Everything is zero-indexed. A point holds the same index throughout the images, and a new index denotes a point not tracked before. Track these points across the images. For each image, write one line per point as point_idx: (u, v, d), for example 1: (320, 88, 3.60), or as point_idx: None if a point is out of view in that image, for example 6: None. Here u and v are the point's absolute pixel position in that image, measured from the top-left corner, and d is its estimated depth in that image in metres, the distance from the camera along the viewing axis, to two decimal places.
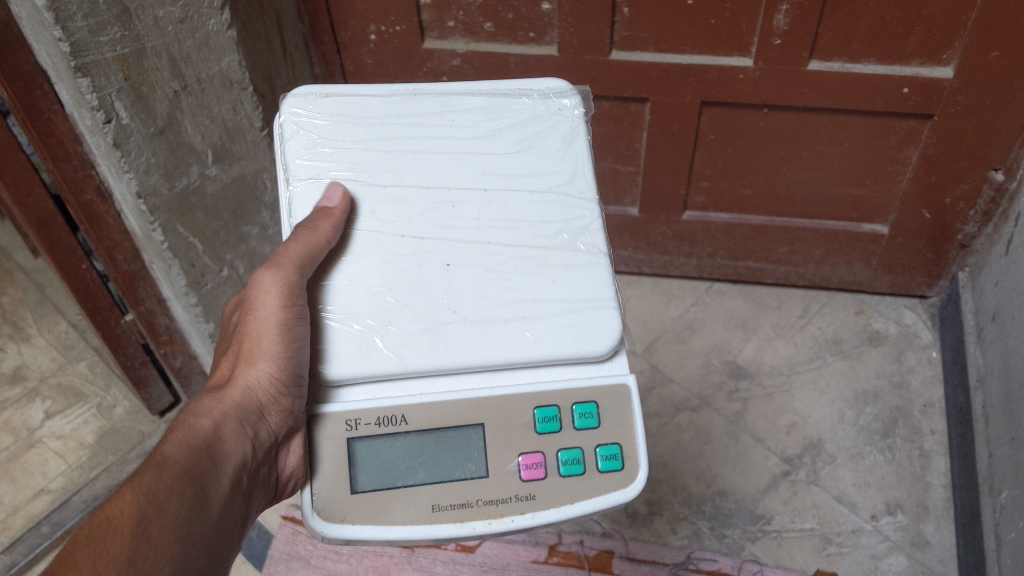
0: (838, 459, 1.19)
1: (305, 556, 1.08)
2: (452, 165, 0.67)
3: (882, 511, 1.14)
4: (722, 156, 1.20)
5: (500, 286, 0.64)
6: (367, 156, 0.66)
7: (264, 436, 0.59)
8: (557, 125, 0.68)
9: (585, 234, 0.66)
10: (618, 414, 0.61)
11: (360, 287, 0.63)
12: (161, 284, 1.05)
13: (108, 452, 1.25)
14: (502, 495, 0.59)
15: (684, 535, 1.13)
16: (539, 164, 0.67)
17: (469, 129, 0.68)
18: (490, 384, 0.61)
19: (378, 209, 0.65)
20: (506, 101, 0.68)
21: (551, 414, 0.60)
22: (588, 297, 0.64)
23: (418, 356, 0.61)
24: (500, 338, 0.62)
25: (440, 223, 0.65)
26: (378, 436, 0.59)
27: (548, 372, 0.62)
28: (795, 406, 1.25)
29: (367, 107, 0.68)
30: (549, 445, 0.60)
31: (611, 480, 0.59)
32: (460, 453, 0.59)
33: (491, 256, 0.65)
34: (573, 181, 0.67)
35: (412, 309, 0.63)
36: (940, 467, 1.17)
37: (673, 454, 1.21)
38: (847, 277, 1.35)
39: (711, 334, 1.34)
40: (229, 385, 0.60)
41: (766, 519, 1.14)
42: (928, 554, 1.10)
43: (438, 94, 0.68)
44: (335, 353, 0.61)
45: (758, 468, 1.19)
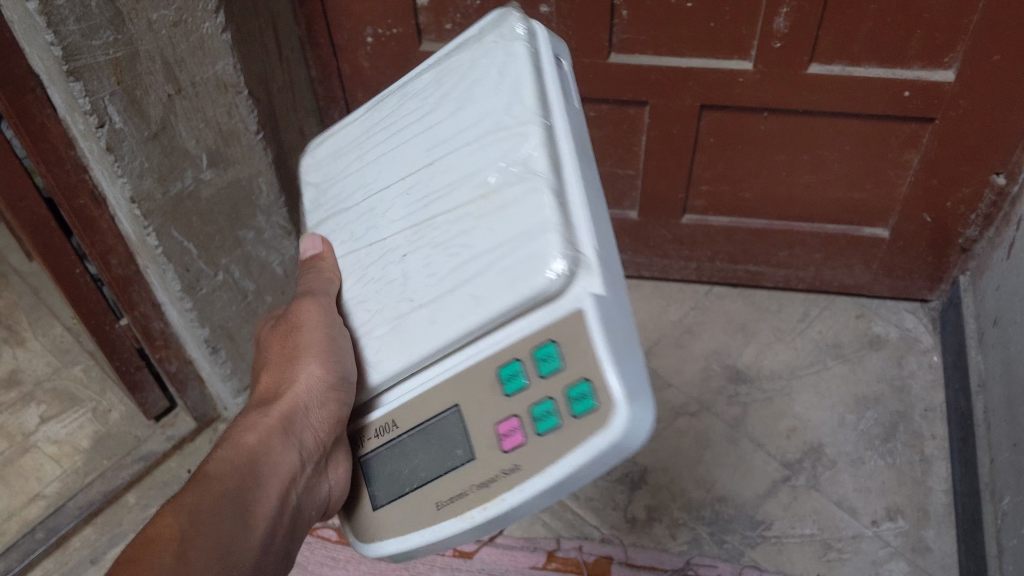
0: (839, 464, 1.18)
1: (301, 563, 1.10)
2: (405, 152, 0.63)
3: (883, 516, 1.13)
4: (722, 160, 1.19)
5: (445, 254, 0.56)
6: (347, 181, 0.68)
7: (308, 442, 0.59)
8: (495, 57, 0.59)
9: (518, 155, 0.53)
10: (578, 343, 0.49)
11: (360, 305, 0.62)
12: (156, 289, 1.04)
13: (104, 457, 1.24)
14: (490, 473, 0.53)
15: (684, 541, 1.12)
16: (479, 107, 0.58)
17: (424, 106, 0.63)
18: (461, 360, 0.54)
19: (353, 227, 0.65)
20: (449, 66, 0.63)
21: (515, 370, 0.52)
22: (524, 227, 0.52)
23: (391, 357, 0.58)
24: (449, 310, 0.55)
25: (403, 208, 0.61)
26: (381, 449, 0.60)
27: (502, 325, 0.52)
28: (795, 410, 1.24)
29: (348, 136, 0.71)
30: (521, 404, 0.52)
31: (589, 422, 0.48)
32: (448, 446, 0.55)
33: (437, 229, 0.58)
34: (510, 107, 0.56)
35: (382, 309, 0.60)
36: (941, 472, 1.16)
37: (673, 459, 1.20)
38: (847, 281, 1.35)
39: (711, 338, 1.33)
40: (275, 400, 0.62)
41: (766, 524, 1.13)
42: (929, 560, 1.09)
43: (396, 94, 0.68)
44: (369, 356, 0.60)
45: (758, 473, 1.18)
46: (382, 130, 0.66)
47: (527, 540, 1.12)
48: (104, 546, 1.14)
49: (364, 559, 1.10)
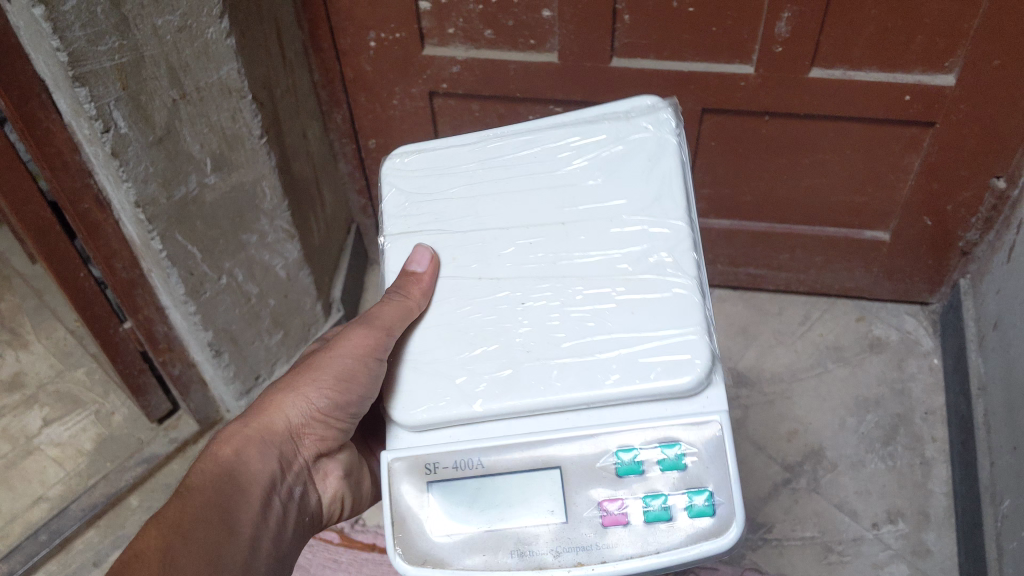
0: (839, 466, 1.19)
1: (304, 564, 1.09)
2: (526, 201, 0.72)
3: (884, 519, 1.13)
4: (723, 164, 1.20)
5: (581, 322, 0.67)
6: (451, 204, 0.73)
7: (288, 456, 0.71)
8: (645, 143, 0.71)
9: (658, 251, 0.68)
10: (705, 455, 0.61)
11: (447, 335, 0.69)
12: (160, 292, 1.04)
13: (107, 460, 1.24)
14: (585, 544, 0.61)
15: None
16: (625, 189, 0.70)
17: (552, 163, 0.72)
18: (576, 425, 0.64)
19: (458, 256, 0.71)
20: (589, 125, 0.72)
21: (630, 457, 0.62)
22: (677, 326, 0.65)
23: (498, 399, 0.65)
24: (573, 376, 0.65)
25: (523, 261, 0.70)
26: (452, 479, 0.63)
27: (636, 409, 0.64)
28: (796, 413, 1.25)
29: (455, 156, 0.75)
30: (632, 489, 0.62)
31: (700, 525, 0.60)
32: (540, 498, 0.62)
33: (570, 289, 0.68)
34: (659, 202, 0.69)
35: (486, 351, 0.67)
36: (942, 475, 1.17)
37: None
38: (848, 284, 1.35)
39: (712, 341, 1.34)
40: (263, 408, 0.72)
41: (767, 527, 1.14)
42: (930, 563, 1.09)
43: (530, 135, 0.74)
44: (410, 399, 0.66)
45: (759, 476, 1.18)
46: (510, 170, 0.73)
47: None
48: (107, 548, 1.15)
49: (367, 562, 1.10)
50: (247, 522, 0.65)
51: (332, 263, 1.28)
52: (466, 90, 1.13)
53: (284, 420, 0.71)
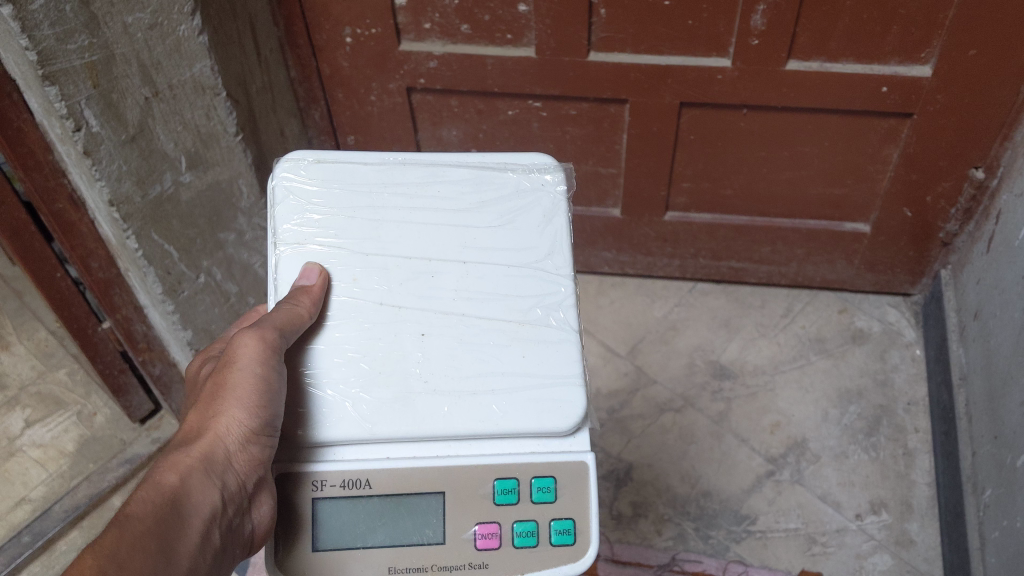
0: (822, 458, 1.19)
1: None
2: (432, 234, 0.67)
3: (867, 510, 1.14)
4: (703, 157, 1.19)
5: (472, 359, 0.65)
6: (353, 223, 0.67)
7: (232, 486, 0.58)
8: (540, 200, 0.68)
9: (559, 309, 0.66)
10: (576, 491, 0.61)
11: (335, 352, 0.64)
12: (138, 292, 1.04)
13: (89, 460, 1.24)
14: (456, 561, 0.59)
15: (669, 537, 1.13)
16: (519, 239, 0.67)
17: (451, 200, 0.68)
18: (456, 453, 0.62)
19: (360, 276, 0.66)
20: (490, 174, 0.69)
21: (511, 486, 0.61)
22: (557, 374, 0.64)
23: (388, 423, 0.62)
24: (468, 409, 0.62)
25: (419, 294, 0.66)
26: (339, 497, 0.60)
27: (512, 444, 0.62)
28: (779, 405, 1.25)
29: (356, 174, 0.68)
30: (507, 514, 0.61)
31: (561, 555, 0.60)
32: (419, 520, 0.60)
33: (466, 329, 0.65)
34: (551, 257, 0.67)
35: (385, 376, 0.64)
36: (924, 465, 1.17)
37: (658, 455, 1.20)
38: (830, 276, 1.35)
39: (695, 334, 1.34)
40: (197, 437, 0.60)
41: (751, 519, 1.14)
42: (913, 553, 1.10)
43: (428, 165, 0.69)
44: (322, 416, 0.62)
45: (742, 468, 1.19)
46: (410, 196, 0.68)
47: None
48: None
49: None
50: (185, 555, 0.54)
51: None
52: (444, 86, 1.13)
53: (223, 444, 0.59)
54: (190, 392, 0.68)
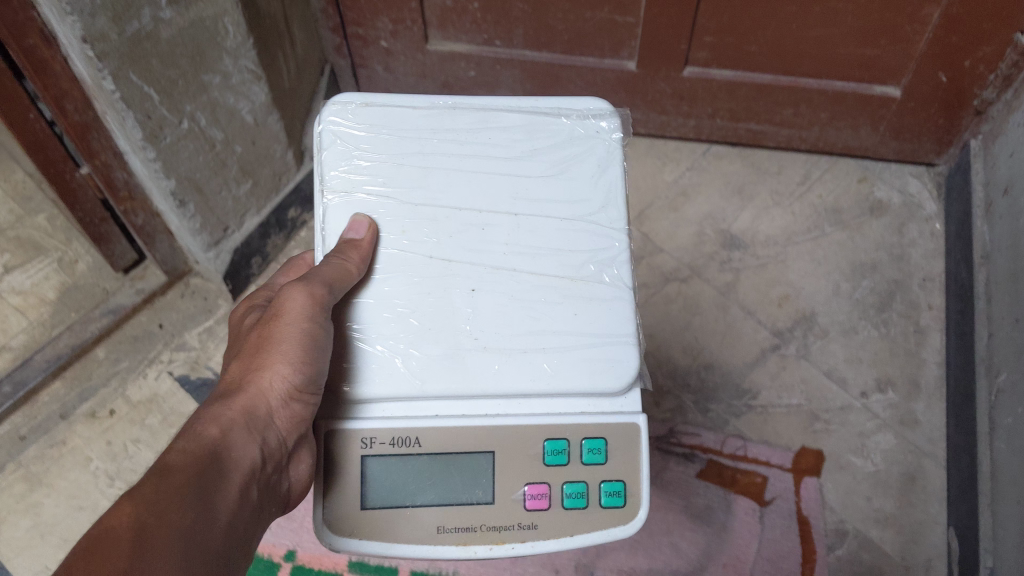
0: (830, 333, 1.15)
1: None
2: (487, 185, 0.69)
3: (873, 388, 1.11)
4: (728, 10, 1.09)
5: (523, 315, 0.67)
6: (402, 171, 0.69)
7: (272, 443, 0.61)
8: (594, 148, 0.71)
9: (612, 265, 0.68)
10: (626, 453, 0.64)
11: (385, 306, 0.67)
12: (117, 137, 0.97)
13: (71, 309, 1.20)
14: (506, 521, 0.62)
15: (668, 409, 1.10)
16: (572, 189, 0.70)
17: (504, 148, 0.70)
18: (507, 411, 0.64)
19: (408, 228, 0.68)
20: (544, 120, 0.71)
21: (560, 447, 0.64)
22: (608, 331, 0.67)
23: (439, 381, 0.64)
24: (518, 366, 0.65)
25: (469, 248, 0.68)
26: (390, 456, 0.62)
27: (562, 402, 0.65)
28: (789, 277, 1.20)
29: (406, 119, 0.70)
30: (556, 475, 0.63)
31: (612, 516, 0.63)
32: (470, 480, 0.63)
33: (517, 283, 0.67)
34: (605, 210, 0.70)
35: (435, 332, 0.66)
36: (936, 344, 1.14)
37: (660, 326, 1.16)
38: (852, 143, 1.28)
39: (707, 201, 1.28)
40: (241, 391, 0.62)
41: (753, 393, 1.11)
42: (918, 433, 1.09)
43: (481, 112, 0.71)
44: (364, 372, 0.64)
45: (747, 341, 1.15)
46: (463, 146, 0.70)
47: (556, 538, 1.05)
48: (74, 401, 1.14)
49: None
50: (224, 510, 0.54)
51: (307, 106, 1.20)
52: None
53: (265, 400, 0.61)
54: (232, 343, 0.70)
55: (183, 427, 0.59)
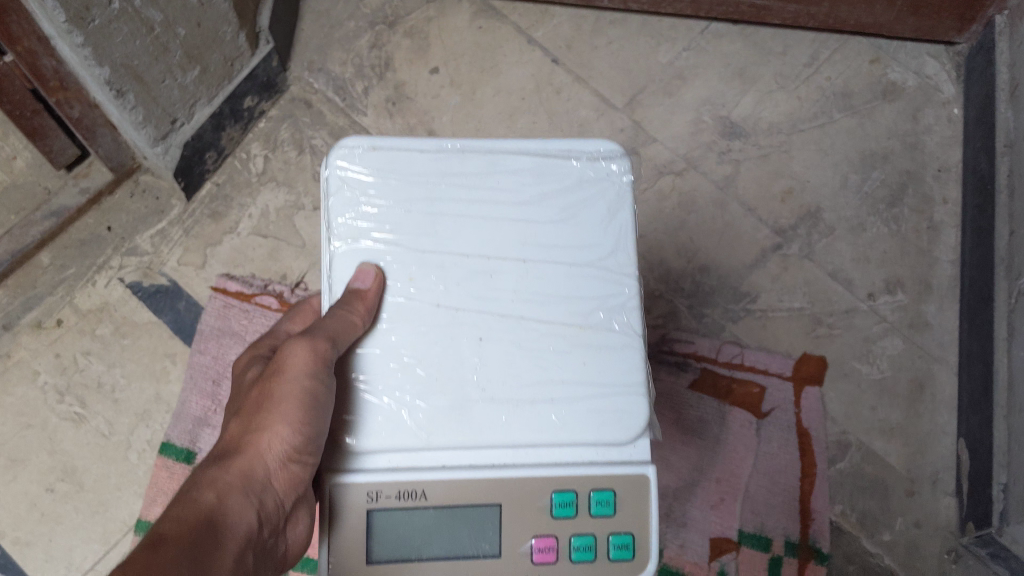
0: (837, 231, 1.05)
1: (239, 333, 1.04)
2: (494, 230, 0.63)
3: (881, 289, 1.03)
4: None
5: (531, 365, 0.62)
6: (410, 218, 0.63)
7: (269, 506, 0.58)
8: (605, 192, 0.65)
9: (622, 312, 0.63)
10: (635, 505, 0.61)
11: (391, 357, 0.61)
12: (39, 19, 0.84)
13: (11, 213, 1.07)
14: (513, 575, 0.59)
15: (659, 315, 1.01)
16: (583, 234, 0.64)
17: (512, 194, 0.64)
18: (515, 462, 0.60)
19: (416, 275, 0.63)
20: (554, 163, 0.65)
21: (569, 499, 0.60)
22: (618, 379, 0.62)
23: (446, 433, 0.60)
24: (526, 418, 0.61)
25: (476, 296, 0.62)
26: (395, 510, 0.59)
27: (571, 453, 0.61)
28: (793, 169, 1.08)
29: (413, 162, 0.64)
30: (564, 528, 0.60)
31: (619, 569, 0.60)
32: (476, 534, 0.59)
33: (525, 331, 0.62)
34: (614, 255, 0.64)
35: (442, 383, 0.61)
36: (950, 242, 1.05)
37: (652, 226, 1.04)
38: (866, 20, 1.11)
39: (704, 86, 1.13)
40: (236, 453, 0.59)
41: (751, 297, 1.02)
42: (928, 338, 1.01)
43: (488, 153, 0.65)
44: (367, 424, 0.60)
45: (747, 241, 1.05)
46: (471, 191, 0.64)
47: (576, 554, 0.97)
48: (19, 310, 1.05)
49: None
50: None
51: None
52: None
53: (264, 465, 0.58)
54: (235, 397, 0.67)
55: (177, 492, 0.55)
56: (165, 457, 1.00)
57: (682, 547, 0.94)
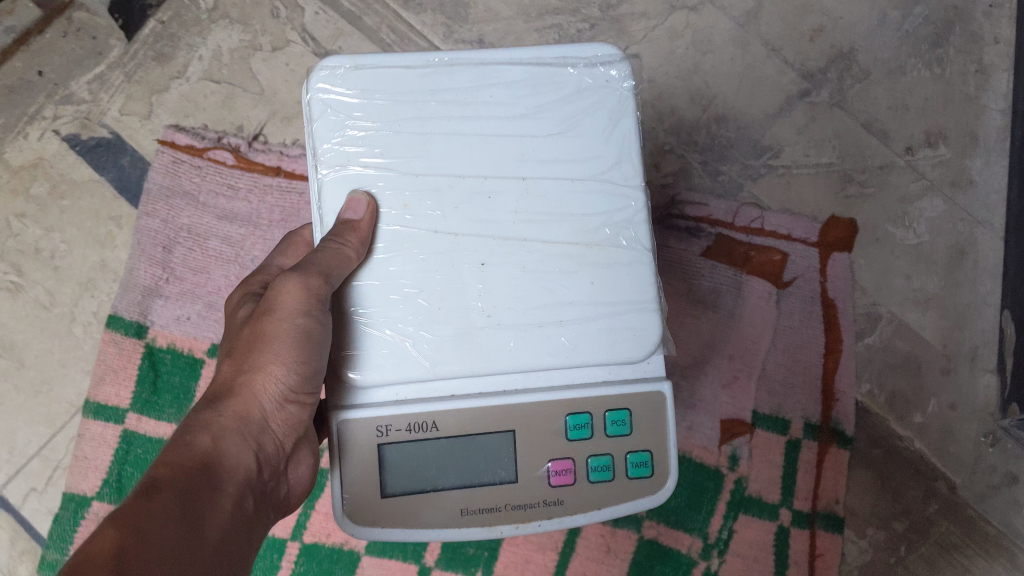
0: (874, 75, 0.90)
1: (192, 192, 0.91)
2: (490, 147, 0.57)
3: (921, 143, 0.89)
4: None
5: (538, 288, 0.57)
6: (400, 140, 0.57)
7: (268, 447, 0.57)
8: (603, 100, 0.59)
9: (629, 227, 0.58)
10: (651, 421, 0.59)
11: (391, 288, 0.57)
12: None
13: None
14: (531, 500, 0.57)
15: (670, 173, 0.88)
16: (585, 146, 0.58)
17: (509, 107, 0.58)
18: (525, 387, 0.57)
19: (411, 201, 0.57)
20: (550, 73, 0.59)
21: (582, 421, 0.58)
22: (627, 299, 0.58)
23: (452, 363, 0.56)
24: (534, 344, 0.57)
25: (476, 219, 0.57)
26: (406, 442, 0.56)
27: (583, 375, 0.58)
28: (826, 2, 0.91)
29: (399, 80, 0.57)
30: (579, 449, 0.58)
31: (639, 488, 0.58)
32: (490, 459, 0.57)
33: (529, 255, 0.57)
34: (618, 167, 0.59)
35: (445, 311, 0.56)
36: (1001, 87, 0.90)
37: (663, 71, 0.90)
38: None
39: None
40: (231, 393, 0.57)
41: (774, 152, 0.89)
42: (971, 198, 0.88)
43: (479, 65, 0.58)
44: (368, 357, 0.56)
45: (771, 86, 0.90)
46: (465, 108, 0.57)
47: None
48: None
49: (272, 189, 0.92)
50: (217, 528, 0.48)
51: None
52: None
53: (260, 407, 0.57)
54: (225, 337, 0.63)
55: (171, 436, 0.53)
56: (112, 332, 0.88)
57: (690, 429, 0.85)
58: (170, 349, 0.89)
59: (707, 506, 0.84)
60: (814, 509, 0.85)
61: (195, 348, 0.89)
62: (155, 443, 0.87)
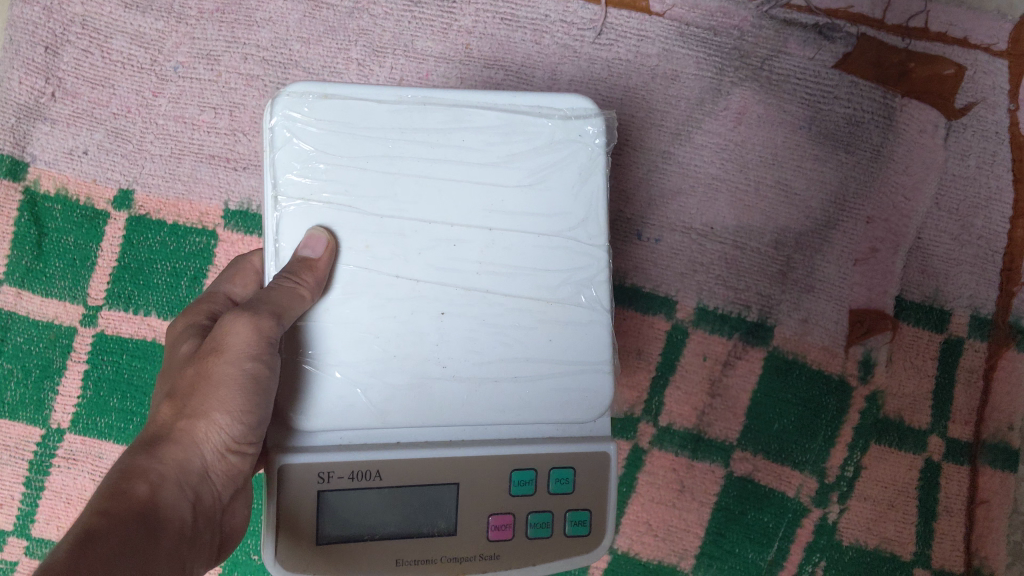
0: None
1: None
2: (453, 193, 0.40)
3: None
4: None
5: (494, 342, 0.41)
6: (361, 176, 0.40)
7: (206, 499, 0.40)
8: (572, 156, 0.42)
9: (591, 287, 0.42)
10: (595, 481, 0.43)
11: (342, 330, 0.40)
12: None
13: None
14: (465, 553, 0.41)
15: None
16: (550, 204, 0.42)
17: (474, 152, 0.41)
18: (469, 439, 0.41)
19: (374, 242, 0.40)
20: (523, 118, 0.42)
21: (527, 475, 0.42)
22: (582, 361, 0.42)
23: (405, 416, 0.40)
24: (488, 403, 0.41)
25: (436, 266, 0.40)
26: (345, 491, 0.40)
27: (528, 431, 0.42)
28: None
29: (363, 115, 0.40)
30: (523, 503, 0.42)
31: (577, 548, 0.43)
32: (424, 508, 0.41)
33: (490, 308, 0.41)
34: (584, 225, 0.42)
35: (398, 361, 0.40)
36: None
37: None
38: None
39: None
40: (166, 433, 0.40)
41: None
42: None
43: (448, 104, 0.41)
44: (313, 404, 0.40)
45: None
46: (430, 151, 0.40)
47: (680, 348, 0.59)
48: None
49: None
50: None
51: None
52: None
53: (202, 455, 0.40)
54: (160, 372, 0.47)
55: (98, 476, 0.37)
56: None
57: (807, 323, 0.59)
58: (60, 197, 0.60)
59: (825, 433, 0.59)
60: (979, 440, 0.60)
61: (94, 195, 0.60)
62: (40, 330, 0.60)
